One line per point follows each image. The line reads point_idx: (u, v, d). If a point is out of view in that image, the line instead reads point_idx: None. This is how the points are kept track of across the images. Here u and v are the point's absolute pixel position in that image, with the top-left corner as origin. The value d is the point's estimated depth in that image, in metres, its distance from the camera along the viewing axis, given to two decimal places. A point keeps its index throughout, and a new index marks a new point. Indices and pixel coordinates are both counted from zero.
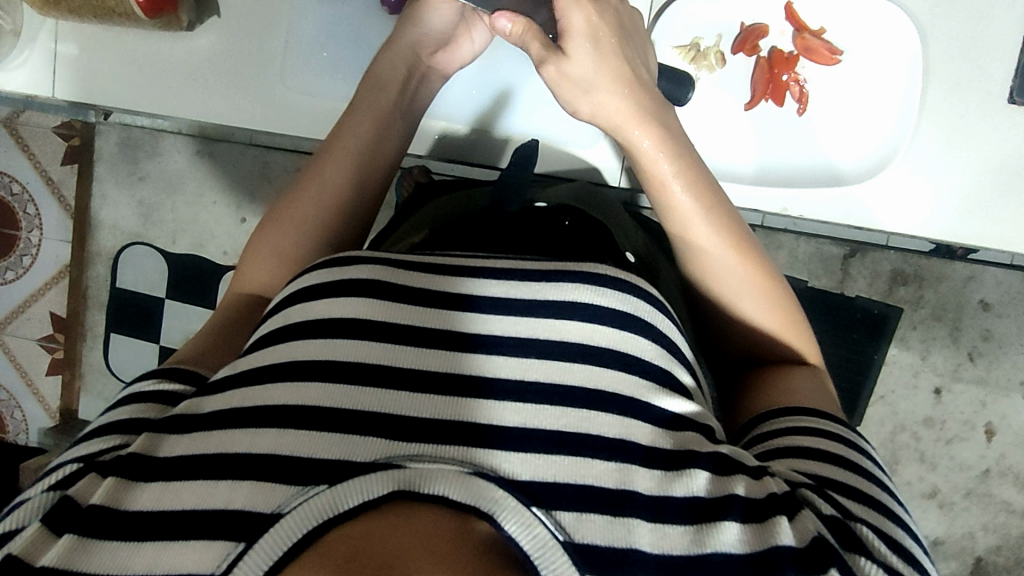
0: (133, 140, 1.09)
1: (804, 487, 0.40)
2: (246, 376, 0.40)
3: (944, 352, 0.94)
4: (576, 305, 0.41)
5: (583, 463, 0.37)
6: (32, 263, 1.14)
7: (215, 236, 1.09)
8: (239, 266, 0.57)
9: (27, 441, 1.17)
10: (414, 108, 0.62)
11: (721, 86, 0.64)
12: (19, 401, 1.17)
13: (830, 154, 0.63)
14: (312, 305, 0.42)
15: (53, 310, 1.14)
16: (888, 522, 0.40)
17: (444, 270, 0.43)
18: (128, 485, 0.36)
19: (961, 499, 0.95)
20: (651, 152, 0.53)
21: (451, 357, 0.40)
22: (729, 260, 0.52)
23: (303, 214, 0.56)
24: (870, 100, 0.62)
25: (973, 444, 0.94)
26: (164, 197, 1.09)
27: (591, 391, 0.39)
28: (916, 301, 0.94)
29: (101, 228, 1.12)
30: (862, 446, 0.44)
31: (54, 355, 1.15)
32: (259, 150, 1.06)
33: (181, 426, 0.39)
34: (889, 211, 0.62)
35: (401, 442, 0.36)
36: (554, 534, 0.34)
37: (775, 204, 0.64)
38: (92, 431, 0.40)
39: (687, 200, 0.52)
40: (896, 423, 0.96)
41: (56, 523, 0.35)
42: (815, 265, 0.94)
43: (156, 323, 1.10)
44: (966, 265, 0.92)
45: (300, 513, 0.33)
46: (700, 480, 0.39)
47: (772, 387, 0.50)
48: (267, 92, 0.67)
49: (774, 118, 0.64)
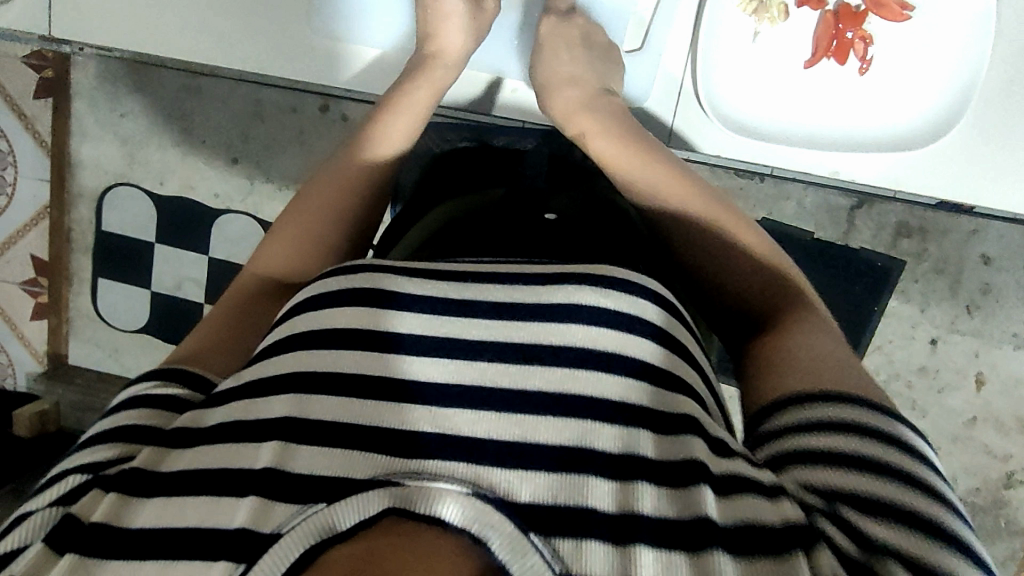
0: (112, 73, 1.02)
1: (818, 514, 0.38)
2: (247, 389, 0.44)
3: (942, 304, 0.96)
4: (579, 308, 0.45)
5: (582, 480, 0.39)
6: (6, 204, 1.07)
7: (204, 178, 1.04)
8: (255, 251, 0.58)
9: (15, 387, 1.14)
10: (439, 46, 0.63)
11: (783, 40, 0.62)
12: (3, 345, 1.13)
13: (892, 121, 0.62)
14: (320, 312, 0.47)
15: (34, 254, 1.09)
16: (930, 547, 0.36)
17: (447, 275, 0.48)
18: (128, 502, 0.39)
19: (946, 443, 1.00)
20: (578, 111, 0.62)
21: (446, 364, 0.43)
22: (665, 197, 0.57)
23: (325, 198, 0.58)
24: (932, 63, 0.60)
25: (962, 392, 0.98)
26: (150, 136, 1.04)
27: (593, 401, 0.42)
28: (919, 254, 0.95)
29: (83, 166, 1.07)
30: (906, 441, 0.40)
31: (38, 300, 1.11)
32: (249, 86, 1.00)
33: (184, 439, 0.43)
34: (944, 175, 0.62)
35: (402, 459, 0.40)
36: (550, 565, 0.36)
37: (825, 168, 0.64)
38: (91, 439, 0.43)
39: (612, 144, 0.60)
40: (890, 371, 0.99)
41: (60, 542, 0.38)
42: (821, 216, 0.95)
43: (148, 269, 1.08)
44: (970, 218, 0.93)
45: (298, 533, 0.36)
46: (706, 498, 0.39)
47: (777, 344, 0.48)
48: (293, 38, 0.66)
49: (832, 77, 0.62)
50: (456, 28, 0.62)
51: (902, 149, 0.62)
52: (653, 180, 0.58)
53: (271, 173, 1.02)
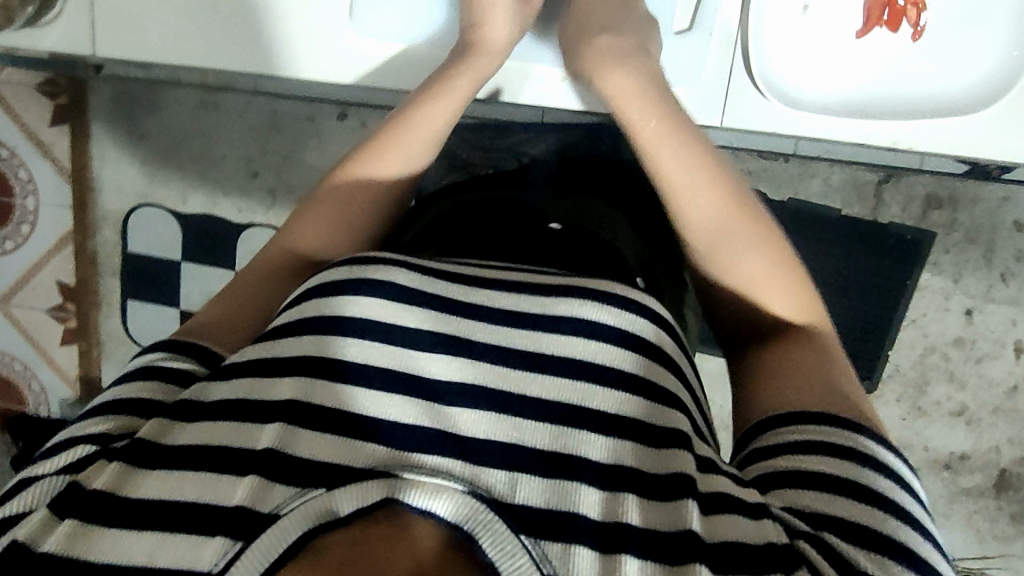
0: (130, 95, 1.03)
1: (801, 538, 0.40)
2: (253, 366, 0.47)
3: (976, 274, 0.95)
4: (580, 318, 0.48)
5: (572, 484, 0.42)
6: (31, 231, 1.08)
7: (226, 194, 1.04)
8: (289, 223, 0.58)
9: (47, 413, 1.14)
10: (488, 35, 0.62)
11: (835, 11, 0.63)
12: (35, 372, 1.13)
13: (949, 86, 0.63)
14: (354, 301, 0.47)
15: (60, 279, 1.09)
16: (896, 567, 0.39)
17: (465, 278, 0.50)
18: (128, 475, 0.41)
19: (988, 415, 0.99)
20: (622, 93, 0.58)
21: (450, 362, 0.46)
22: (702, 195, 0.54)
23: (366, 190, 0.58)
24: (982, 25, 0.62)
25: (1001, 362, 0.97)
26: (171, 155, 1.05)
27: (581, 409, 0.44)
28: (950, 225, 0.94)
29: (105, 190, 1.07)
30: (882, 466, 0.43)
31: (66, 325, 1.11)
32: (267, 98, 1.00)
33: (185, 414, 0.45)
34: (1002, 137, 0.62)
35: (409, 454, 0.42)
36: (537, 565, 0.38)
37: (884, 139, 0.64)
38: (100, 407, 0.45)
39: (653, 130, 0.56)
40: (926, 345, 0.98)
41: (62, 508, 0.39)
42: (849, 193, 0.94)
43: (176, 289, 1.07)
44: (1001, 185, 0.92)
45: (296, 516, 0.38)
46: (693, 514, 0.41)
47: (772, 369, 0.51)
48: (330, 42, 0.67)
49: (886, 45, 0.64)
50: (501, 19, 0.61)
51: (964, 113, 0.63)
52: (691, 177, 0.54)
53: (294, 185, 1.03)
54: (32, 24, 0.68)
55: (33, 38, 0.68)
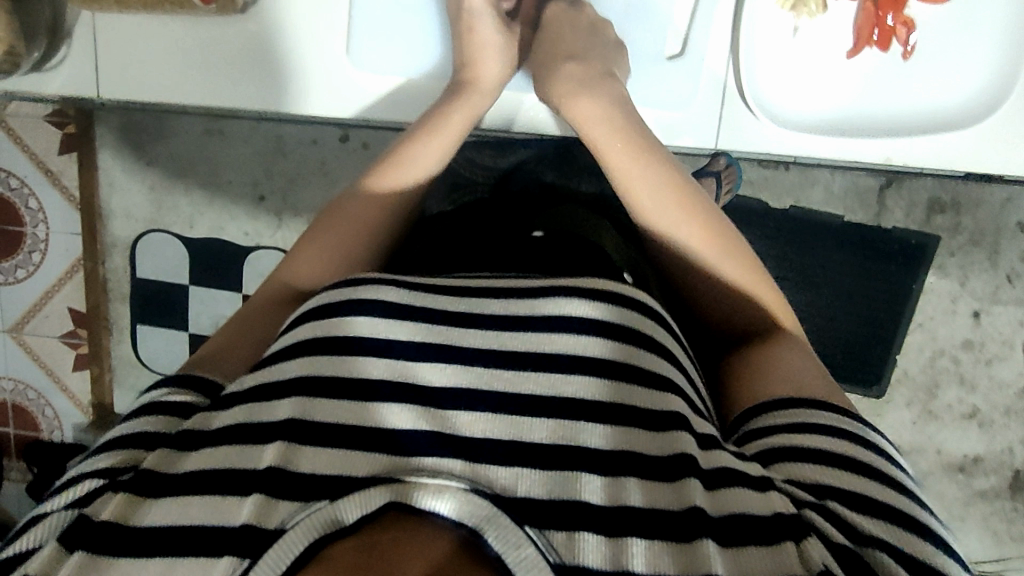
0: (135, 123, 1.04)
1: (807, 507, 0.41)
2: (254, 392, 0.47)
3: (983, 276, 0.95)
4: (573, 318, 0.48)
5: (575, 476, 0.42)
6: (42, 259, 1.10)
7: (233, 218, 1.05)
8: (286, 257, 0.59)
9: (62, 439, 1.16)
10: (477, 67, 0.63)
11: (823, 33, 0.64)
12: (48, 398, 1.15)
13: (943, 100, 0.64)
14: (351, 321, 0.48)
15: (71, 306, 1.11)
16: (913, 539, 0.39)
17: (461, 292, 0.51)
18: (136, 504, 0.42)
19: (1000, 416, 0.98)
20: (589, 115, 0.59)
21: (446, 368, 0.46)
22: (671, 213, 0.57)
23: (361, 214, 0.59)
24: (972, 38, 0.63)
25: (1011, 362, 0.96)
26: (177, 181, 1.06)
27: (580, 403, 0.45)
28: (953, 228, 0.94)
29: (114, 217, 1.08)
30: (872, 441, 0.44)
31: (79, 351, 1.13)
32: (269, 124, 1.02)
33: (192, 440, 0.45)
34: (1002, 146, 0.62)
35: (402, 458, 0.42)
36: (545, 556, 0.38)
37: (878, 156, 0.64)
38: (105, 443, 0.46)
39: (622, 152, 0.58)
40: (935, 348, 0.97)
41: (70, 540, 0.40)
42: (851, 199, 0.94)
43: (184, 312, 1.09)
44: (1003, 187, 0.92)
45: (302, 527, 0.38)
46: (695, 489, 0.41)
47: (759, 363, 0.52)
48: (327, 70, 0.68)
49: (878, 65, 0.64)
50: (491, 58, 0.63)
51: (962, 126, 0.63)
52: (663, 194, 0.57)
53: (298, 207, 1.04)
54: (38, 68, 0.69)
55: (41, 82, 0.70)
